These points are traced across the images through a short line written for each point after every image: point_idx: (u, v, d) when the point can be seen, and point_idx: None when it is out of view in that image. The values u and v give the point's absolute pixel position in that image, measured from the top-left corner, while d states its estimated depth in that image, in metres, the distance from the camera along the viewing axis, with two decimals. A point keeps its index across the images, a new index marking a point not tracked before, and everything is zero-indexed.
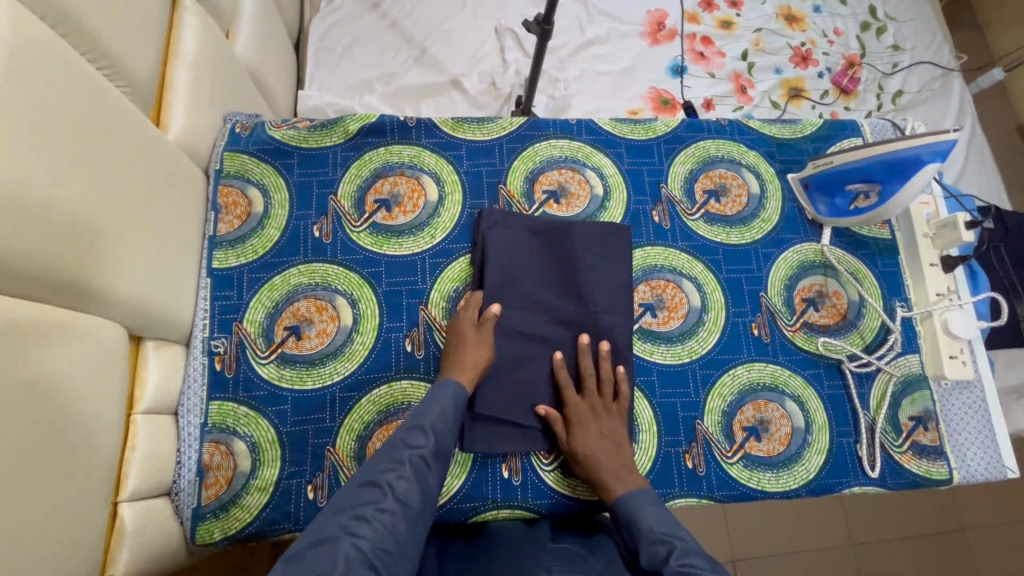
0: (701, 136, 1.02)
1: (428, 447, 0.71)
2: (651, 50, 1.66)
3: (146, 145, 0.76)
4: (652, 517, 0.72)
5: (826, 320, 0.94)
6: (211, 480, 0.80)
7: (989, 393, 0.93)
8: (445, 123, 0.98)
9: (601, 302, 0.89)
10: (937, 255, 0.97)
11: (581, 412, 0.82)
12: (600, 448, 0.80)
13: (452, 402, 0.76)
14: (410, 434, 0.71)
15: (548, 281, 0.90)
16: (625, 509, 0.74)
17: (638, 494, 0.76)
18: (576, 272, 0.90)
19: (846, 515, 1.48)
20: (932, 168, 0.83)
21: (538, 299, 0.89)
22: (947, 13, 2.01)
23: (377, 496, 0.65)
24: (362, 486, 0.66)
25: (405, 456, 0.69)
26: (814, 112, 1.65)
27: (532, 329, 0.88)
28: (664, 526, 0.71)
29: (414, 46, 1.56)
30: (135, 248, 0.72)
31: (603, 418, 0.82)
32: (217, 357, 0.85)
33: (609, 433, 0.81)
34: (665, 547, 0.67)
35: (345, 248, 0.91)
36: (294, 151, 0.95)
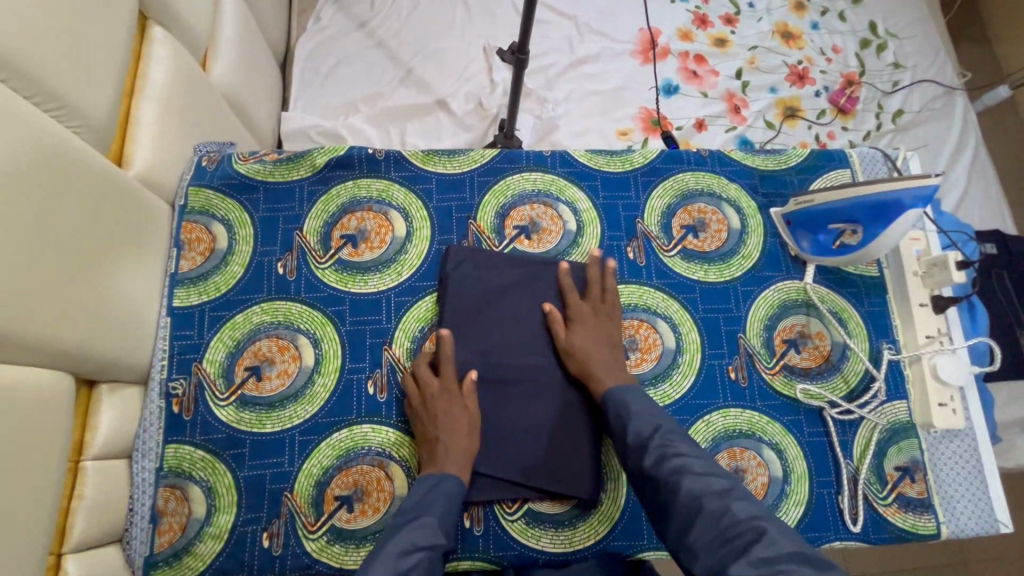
0: (680, 168, 0.98)
1: (440, 548, 0.70)
2: (643, 69, 1.63)
3: (109, 187, 0.75)
4: (642, 405, 0.78)
5: (808, 362, 0.91)
6: (163, 527, 0.78)
7: (980, 442, 0.88)
8: (416, 156, 0.96)
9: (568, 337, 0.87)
10: (927, 295, 0.92)
11: (582, 312, 0.86)
12: (595, 350, 0.83)
13: (450, 496, 0.75)
14: (420, 533, 0.70)
15: (512, 316, 0.88)
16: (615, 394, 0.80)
17: (628, 391, 0.80)
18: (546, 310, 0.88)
19: (842, 557, 1.43)
20: (914, 215, 0.79)
21: (508, 338, 0.87)
22: (953, 27, 1.96)
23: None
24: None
25: (413, 561, 0.67)
26: (810, 132, 1.61)
27: (493, 372, 0.85)
28: (649, 407, 0.78)
29: (401, 67, 1.54)
30: (86, 292, 0.70)
31: (601, 321, 0.86)
32: (175, 399, 0.83)
33: (603, 337, 0.84)
34: (651, 426, 0.75)
35: (309, 285, 0.89)
36: (260, 185, 0.93)
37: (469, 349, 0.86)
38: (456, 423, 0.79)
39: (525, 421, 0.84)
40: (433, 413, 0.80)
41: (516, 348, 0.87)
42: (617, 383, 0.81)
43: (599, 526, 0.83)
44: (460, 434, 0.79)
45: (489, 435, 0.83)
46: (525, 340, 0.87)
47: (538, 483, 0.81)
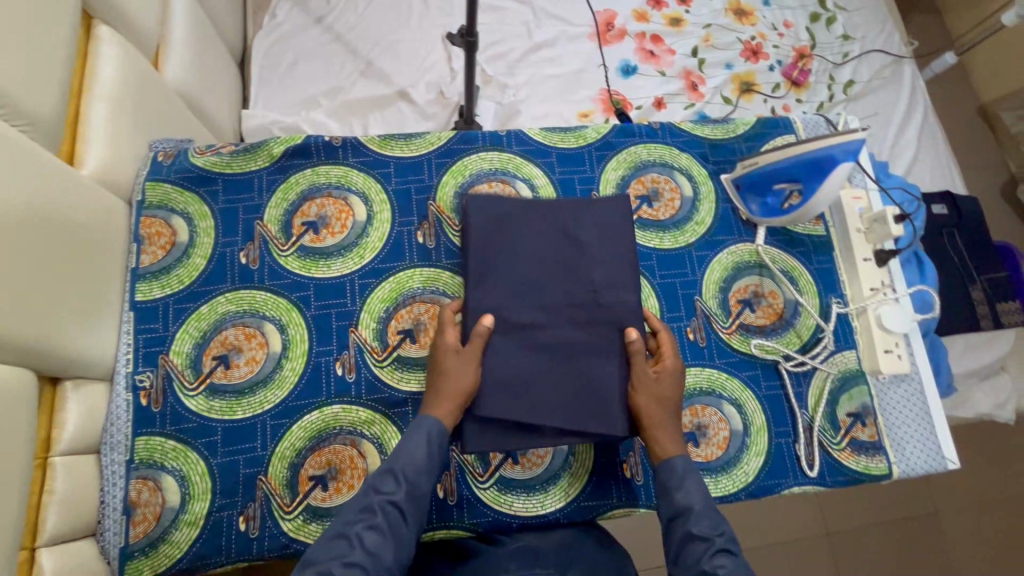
0: (632, 141, 1.01)
1: (398, 493, 0.71)
2: (601, 51, 1.65)
3: (64, 191, 0.75)
4: (697, 492, 0.75)
5: (762, 320, 0.94)
6: (138, 518, 0.79)
7: (926, 385, 0.93)
8: (372, 141, 0.97)
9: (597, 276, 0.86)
10: (871, 250, 0.97)
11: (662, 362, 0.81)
12: (662, 408, 0.80)
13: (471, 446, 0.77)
14: (382, 479, 0.73)
15: (541, 261, 0.87)
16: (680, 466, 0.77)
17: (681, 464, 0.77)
18: (573, 253, 0.87)
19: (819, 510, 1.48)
20: (846, 167, 0.84)
21: (529, 280, 0.85)
22: None
23: (349, 545, 0.67)
24: (333, 540, 0.68)
25: (376, 504, 0.70)
26: (765, 105, 1.65)
27: (516, 316, 0.83)
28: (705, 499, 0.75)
29: (360, 59, 1.55)
30: (47, 288, 0.71)
31: (673, 380, 0.81)
32: (143, 392, 0.83)
33: (670, 396, 0.80)
34: (712, 523, 0.72)
35: (272, 273, 0.90)
36: (218, 177, 0.94)
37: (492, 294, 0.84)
38: (456, 372, 0.79)
39: (545, 368, 0.82)
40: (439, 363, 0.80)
41: (537, 295, 0.85)
42: (670, 454, 0.78)
43: (570, 489, 0.85)
44: (458, 385, 0.78)
45: (496, 378, 0.81)
46: (553, 285, 0.85)
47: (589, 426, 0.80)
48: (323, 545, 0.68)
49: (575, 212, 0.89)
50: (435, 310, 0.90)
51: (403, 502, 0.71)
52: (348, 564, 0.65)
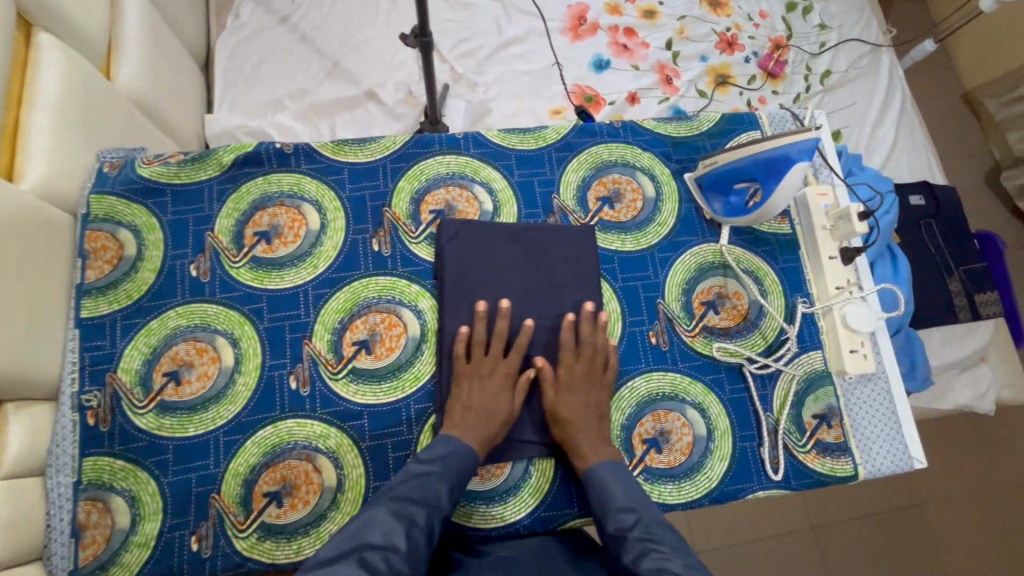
0: (594, 141, 0.99)
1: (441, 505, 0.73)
2: (573, 46, 1.62)
3: (9, 212, 0.72)
4: (622, 492, 0.75)
5: (726, 322, 0.93)
6: (87, 541, 0.77)
7: (892, 384, 0.92)
8: (326, 147, 0.95)
9: (568, 301, 0.89)
10: (837, 247, 0.95)
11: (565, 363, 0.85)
12: (584, 419, 0.82)
13: (463, 462, 0.77)
14: (431, 484, 0.73)
15: (501, 279, 0.89)
16: (600, 470, 0.78)
17: (609, 468, 0.79)
18: (550, 276, 0.90)
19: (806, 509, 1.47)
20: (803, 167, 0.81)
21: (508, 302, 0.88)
22: None
23: (415, 513, 0.70)
24: (399, 503, 0.70)
25: (424, 506, 0.71)
26: (741, 98, 1.62)
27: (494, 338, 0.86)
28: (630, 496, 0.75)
29: (326, 60, 1.52)
30: None
31: (592, 382, 0.84)
32: (90, 412, 0.81)
33: (578, 413, 0.82)
34: (632, 517, 0.72)
35: (223, 285, 0.88)
36: (167, 188, 0.91)
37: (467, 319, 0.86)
38: (498, 401, 0.81)
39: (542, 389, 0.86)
40: (483, 387, 0.82)
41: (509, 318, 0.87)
42: (602, 460, 0.79)
43: (530, 499, 0.84)
44: (498, 414, 0.81)
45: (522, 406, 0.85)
46: (530, 308, 0.88)
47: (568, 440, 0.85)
48: (390, 505, 0.70)
49: (538, 234, 0.91)
50: (391, 319, 0.88)
51: (458, 488, 0.75)
52: (412, 532, 0.68)
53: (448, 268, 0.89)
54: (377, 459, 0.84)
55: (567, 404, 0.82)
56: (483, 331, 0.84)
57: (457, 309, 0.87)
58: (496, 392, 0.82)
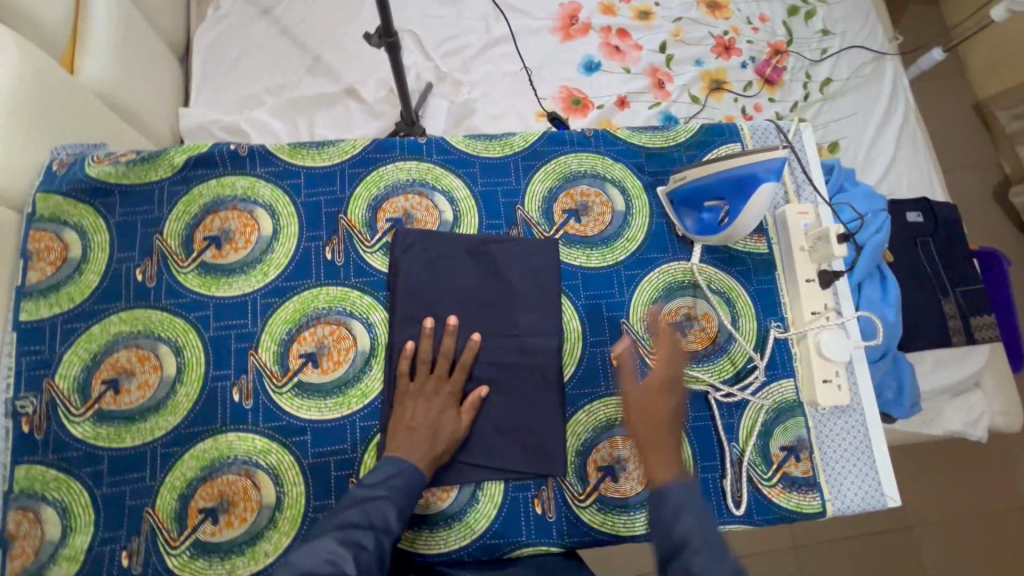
0: (563, 151, 0.95)
1: (392, 526, 0.68)
2: (562, 46, 1.57)
3: None
4: None
5: (694, 346, 0.88)
6: (15, 552, 0.75)
7: (868, 417, 0.88)
8: (282, 150, 0.92)
9: (523, 320, 0.85)
10: (815, 270, 0.90)
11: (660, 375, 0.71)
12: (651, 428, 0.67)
13: (406, 487, 0.71)
14: (379, 503, 0.69)
15: (453, 296, 0.85)
16: (670, 490, 0.62)
17: (672, 482, 0.62)
18: (505, 293, 0.86)
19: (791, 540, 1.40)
20: (770, 187, 0.78)
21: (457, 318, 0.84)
22: None
23: (362, 538, 0.65)
24: (344, 530, 0.65)
25: (372, 527, 0.66)
26: (735, 105, 1.55)
27: None
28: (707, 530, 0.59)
29: (308, 55, 1.48)
30: None
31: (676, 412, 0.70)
32: (24, 419, 0.79)
33: (648, 420, 0.68)
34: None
35: (170, 291, 0.85)
36: (115, 188, 0.89)
37: (417, 334, 0.83)
38: (441, 419, 0.77)
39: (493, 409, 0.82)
40: (428, 406, 0.78)
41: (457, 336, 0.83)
42: (679, 479, 0.62)
43: (476, 525, 0.80)
44: (443, 432, 0.76)
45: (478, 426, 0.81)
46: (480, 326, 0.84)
47: (516, 465, 0.81)
48: (334, 533, 0.64)
49: (498, 250, 0.87)
50: (341, 332, 0.85)
51: (408, 508, 0.70)
52: (361, 556, 0.63)
53: (399, 282, 0.85)
54: (318, 477, 0.80)
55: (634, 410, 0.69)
56: (429, 349, 0.80)
57: (404, 325, 0.83)
58: (436, 408, 0.78)
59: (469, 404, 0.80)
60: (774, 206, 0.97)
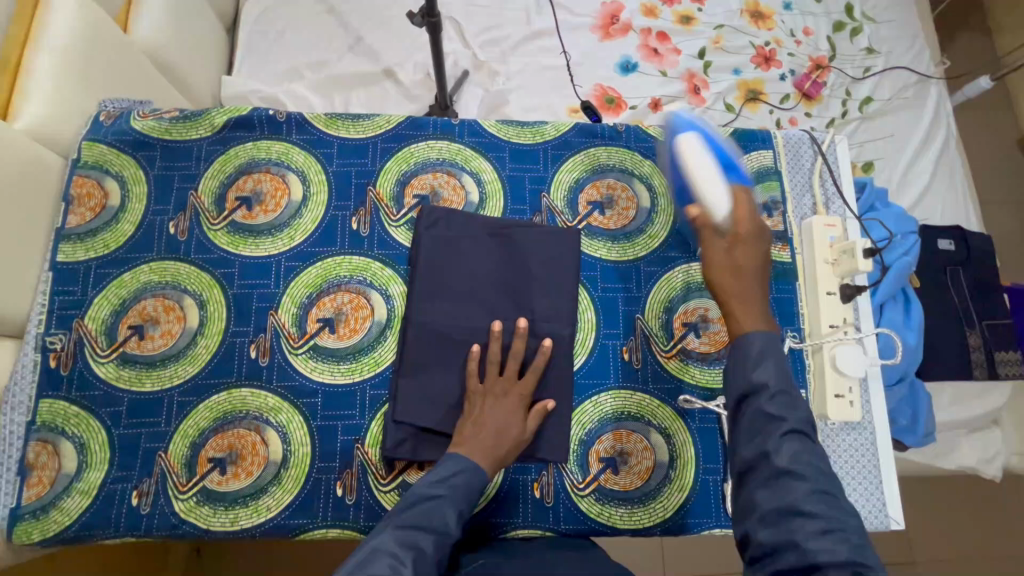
0: (593, 143, 0.95)
1: (451, 532, 0.66)
2: (601, 44, 1.57)
3: None
4: None
5: (707, 348, 0.88)
6: (33, 480, 0.78)
7: (878, 436, 0.87)
8: (318, 119, 0.94)
9: (538, 306, 0.85)
10: (837, 283, 0.90)
11: (747, 233, 0.76)
12: (743, 285, 0.74)
13: (467, 488, 0.70)
14: (439, 505, 0.67)
15: (472, 278, 0.86)
16: (752, 338, 0.70)
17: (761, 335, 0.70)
18: (524, 279, 0.86)
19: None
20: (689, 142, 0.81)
21: (474, 298, 0.85)
22: (952, 10, 1.82)
23: (422, 541, 0.63)
24: (406, 531, 0.63)
25: (433, 532, 0.65)
26: (770, 117, 1.54)
27: (453, 334, 0.83)
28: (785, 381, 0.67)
29: (349, 34, 1.50)
30: None
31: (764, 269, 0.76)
32: (52, 354, 0.82)
33: (742, 273, 0.74)
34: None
35: (199, 246, 0.88)
36: (157, 142, 0.92)
37: (437, 310, 0.84)
38: (509, 423, 0.76)
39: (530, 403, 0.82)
40: (497, 408, 0.77)
41: (470, 314, 0.84)
42: (762, 329, 0.71)
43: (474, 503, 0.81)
44: (506, 435, 0.75)
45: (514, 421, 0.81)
46: (496, 310, 0.85)
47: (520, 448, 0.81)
48: (396, 533, 0.63)
49: (519, 235, 0.88)
50: (360, 301, 0.87)
51: (467, 511, 0.69)
52: (420, 562, 0.61)
53: (420, 257, 0.87)
54: (325, 439, 0.82)
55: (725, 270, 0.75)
56: (499, 350, 0.80)
57: (471, 318, 0.84)
58: (505, 410, 0.77)
59: (536, 412, 0.79)
60: (801, 216, 0.96)
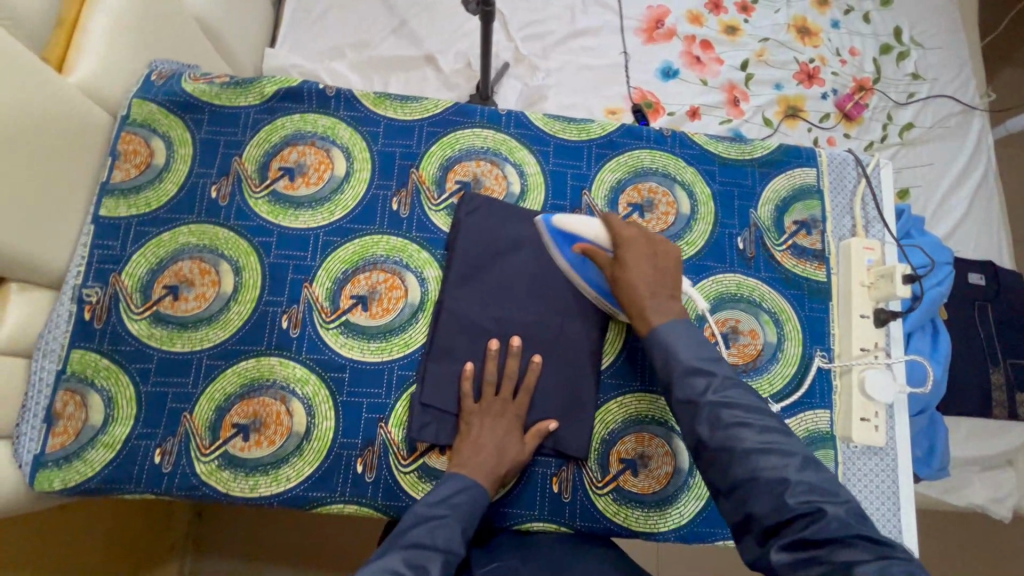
0: (638, 145, 0.95)
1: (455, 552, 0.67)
2: (644, 48, 1.56)
3: (38, 101, 0.74)
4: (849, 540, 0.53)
5: (736, 359, 0.88)
6: (59, 429, 0.79)
7: (900, 463, 0.86)
8: (367, 97, 0.94)
9: (569, 309, 0.85)
10: (871, 307, 0.89)
11: (627, 238, 0.77)
12: (648, 291, 0.74)
13: (471, 504, 0.72)
14: (441, 528, 0.68)
15: (500, 275, 0.86)
16: (664, 338, 0.71)
17: (673, 334, 0.71)
18: (546, 286, 0.86)
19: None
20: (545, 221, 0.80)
21: (506, 296, 0.85)
22: (1000, 43, 1.80)
23: (429, 561, 0.65)
24: (412, 551, 0.65)
25: (436, 555, 0.66)
26: (809, 135, 1.53)
27: (481, 327, 0.83)
28: (698, 355, 0.69)
29: (394, 16, 1.50)
30: (10, 191, 0.71)
31: (657, 263, 0.76)
32: (88, 306, 0.83)
33: (642, 286, 0.74)
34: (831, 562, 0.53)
35: (239, 212, 0.88)
36: (206, 106, 0.92)
37: (470, 299, 0.84)
38: (507, 445, 0.77)
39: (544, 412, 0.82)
40: (494, 430, 0.77)
41: (499, 307, 0.84)
42: (668, 320, 0.72)
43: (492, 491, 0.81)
44: (503, 457, 0.76)
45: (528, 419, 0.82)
46: (522, 310, 0.84)
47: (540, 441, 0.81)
48: (403, 554, 0.64)
49: None
50: (394, 281, 0.87)
51: (469, 527, 0.70)
52: None
53: (458, 243, 0.86)
54: (349, 415, 0.83)
55: (631, 285, 0.75)
56: (494, 371, 0.80)
57: (470, 334, 0.83)
58: (504, 431, 0.78)
59: (532, 434, 0.79)
60: (839, 237, 0.95)
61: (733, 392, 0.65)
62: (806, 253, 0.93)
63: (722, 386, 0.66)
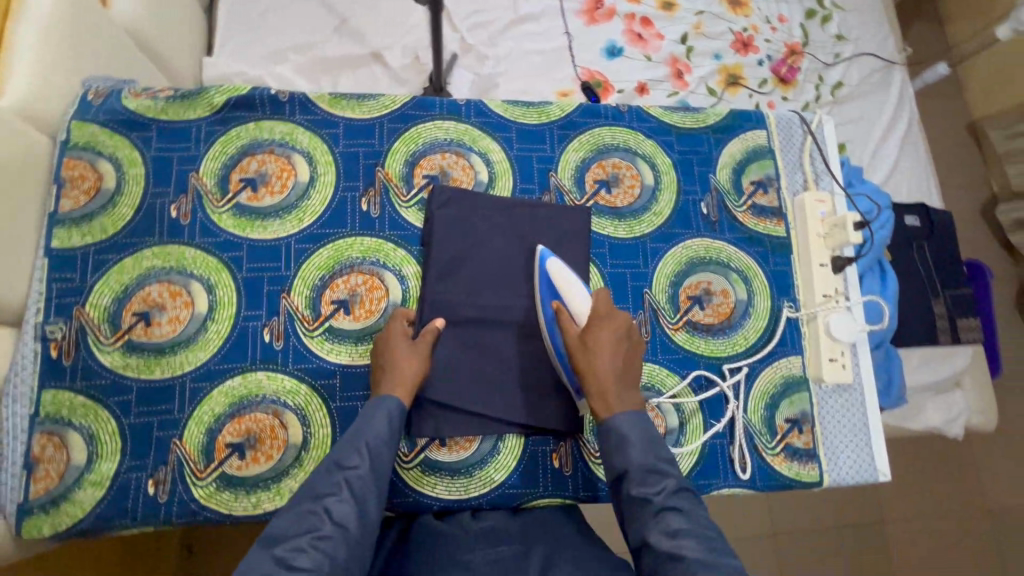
0: (597, 123, 0.98)
1: (362, 466, 0.66)
2: (586, 29, 1.59)
3: None
4: None
5: (711, 319, 0.92)
6: (40, 474, 0.75)
7: (866, 395, 0.93)
8: (322, 99, 0.92)
9: None
10: (828, 256, 0.95)
11: (604, 316, 0.77)
12: (615, 373, 0.75)
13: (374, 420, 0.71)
14: (345, 455, 0.67)
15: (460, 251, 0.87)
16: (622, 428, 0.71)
17: (626, 425, 0.72)
18: (514, 261, 0.88)
19: (769, 504, 1.44)
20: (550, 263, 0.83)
21: (479, 278, 0.87)
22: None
23: (336, 488, 0.64)
24: (317, 489, 0.64)
25: (340, 479, 0.65)
26: (750, 100, 1.59)
27: (463, 317, 0.85)
28: (650, 455, 0.70)
29: (335, 15, 1.46)
30: None
31: (626, 349, 0.77)
32: (53, 343, 0.79)
33: (608, 368, 0.75)
34: None
35: (204, 230, 0.86)
36: (152, 123, 0.88)
37: (452, 290, 0.85)
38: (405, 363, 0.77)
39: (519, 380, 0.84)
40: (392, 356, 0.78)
41: (479, 295, 0.86)
42: (627, 412, 0.73)
43: (495, 475, 0.82)
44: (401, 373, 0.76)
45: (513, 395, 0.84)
46: (496, 292, 0.86)
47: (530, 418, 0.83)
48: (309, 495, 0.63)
49: (521, 215, 0.90)
50: (374, 282, 0.87)
51: (375, 439, 0.69)
52: (334, 510, 0.62)
53: (433, 235, 0.87)
54: (345, 420, 0.82)
55: (597, 360, 0.75)
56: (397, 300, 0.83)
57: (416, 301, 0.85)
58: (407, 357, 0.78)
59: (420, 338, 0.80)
60: (793, 192, 1.01)
61: (684, 499, 0.67)
62: (765, 211, 0.98)
63: (676, 490, 0.67)
